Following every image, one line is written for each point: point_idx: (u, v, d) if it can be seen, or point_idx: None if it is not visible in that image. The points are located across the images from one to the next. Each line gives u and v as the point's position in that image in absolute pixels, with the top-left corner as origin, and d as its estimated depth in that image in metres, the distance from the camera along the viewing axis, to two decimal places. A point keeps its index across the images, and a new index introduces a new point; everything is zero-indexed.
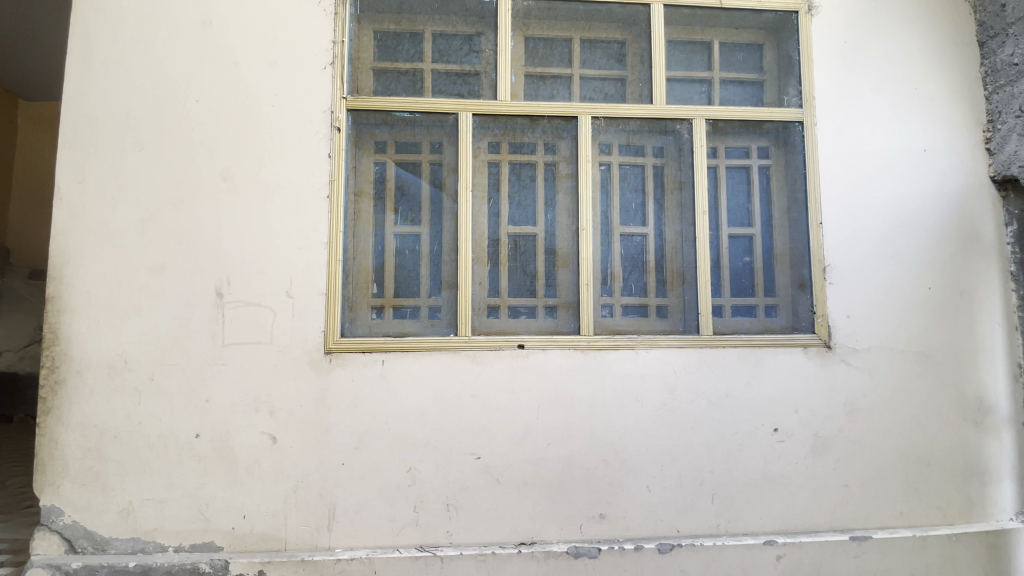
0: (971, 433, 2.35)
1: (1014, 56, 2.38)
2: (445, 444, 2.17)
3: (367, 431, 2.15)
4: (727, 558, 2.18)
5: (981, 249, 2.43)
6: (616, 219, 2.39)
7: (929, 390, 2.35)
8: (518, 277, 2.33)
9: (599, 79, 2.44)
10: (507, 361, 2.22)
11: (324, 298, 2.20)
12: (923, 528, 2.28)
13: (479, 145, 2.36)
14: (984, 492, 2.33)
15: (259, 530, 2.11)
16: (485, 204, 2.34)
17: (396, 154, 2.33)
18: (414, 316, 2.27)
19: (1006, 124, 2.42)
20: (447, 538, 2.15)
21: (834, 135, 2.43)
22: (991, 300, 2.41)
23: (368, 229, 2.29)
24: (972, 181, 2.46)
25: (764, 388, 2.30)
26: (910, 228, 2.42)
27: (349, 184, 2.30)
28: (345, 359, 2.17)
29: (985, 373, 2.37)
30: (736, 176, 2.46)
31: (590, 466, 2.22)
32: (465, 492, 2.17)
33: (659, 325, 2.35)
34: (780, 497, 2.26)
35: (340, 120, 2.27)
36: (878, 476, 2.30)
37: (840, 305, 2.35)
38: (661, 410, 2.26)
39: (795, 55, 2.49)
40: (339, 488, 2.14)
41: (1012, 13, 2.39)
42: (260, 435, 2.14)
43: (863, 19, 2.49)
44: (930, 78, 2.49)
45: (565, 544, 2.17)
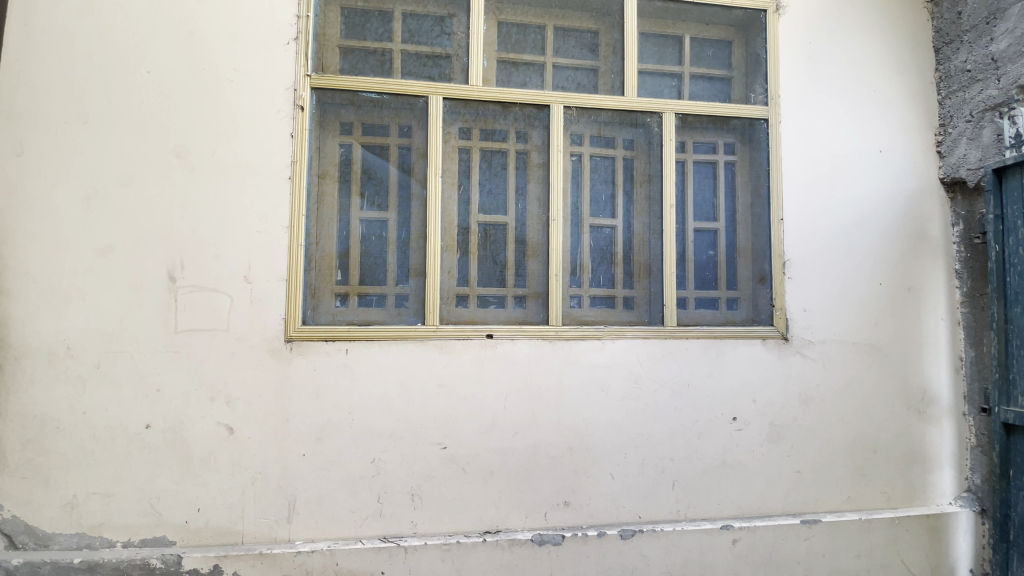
0: (915, 422, 2.48)
1: (967, 63, 2.48)
2: (410, 434, 2.14)
3: (330, 422, 2.10)
4: (686, 542, 2.24)
5: (930, 247, 2.56)
6: (586, 210, 2.39)
7: (877, 381, 2.47)
8: (487, 266, 2.30)
9: (572, 69, 2.42)
10: (475, 350, 2.20)
11: (284, 284, 2.12)
12: (869, 511, 2.41)
13: (449, 130, 2.31)
14: (926, 478, 2.47)
15: (214, 524, 2.04)
16: (454, 192, 2.30)
17: (363, 136, 2.25)
18: (379, 305, 2.21)
19: (956, 128, 2.54)
20: (412, 528, 2.13)
21: (797, 133, 2.50)
22: (936, 297, 2.54)
23: (333, 214, 2.21)
24: (923, 182, 2.58)
25: (724, 378, 2.36)
26: (865, 226, 2.52)
27: (313, 166, 2.21)
28: (307, 348, 2.11)
29: (928, 365, 2.51)
30: (703, 171, 2.50)
31: (555, 455, 2.24)
32: (430, 482, 2.15)
33: (626, 316, 2.38)
34: (737, 483, 2.34)
35: (303, 98, 2.18)
36: (829, 462, 2.41)
37: (798, 299, 2.44)
38: (625, 400, 2.29)
39: (763, 53, 2.54)
40: (300, 480, 2.08)
41: (968, 21, 2.49)
42: (216, 426, 2.05)
43: (828, 20, 2.56)
44: (888, 81, 2.59)
45: (530, 532, 2.18)
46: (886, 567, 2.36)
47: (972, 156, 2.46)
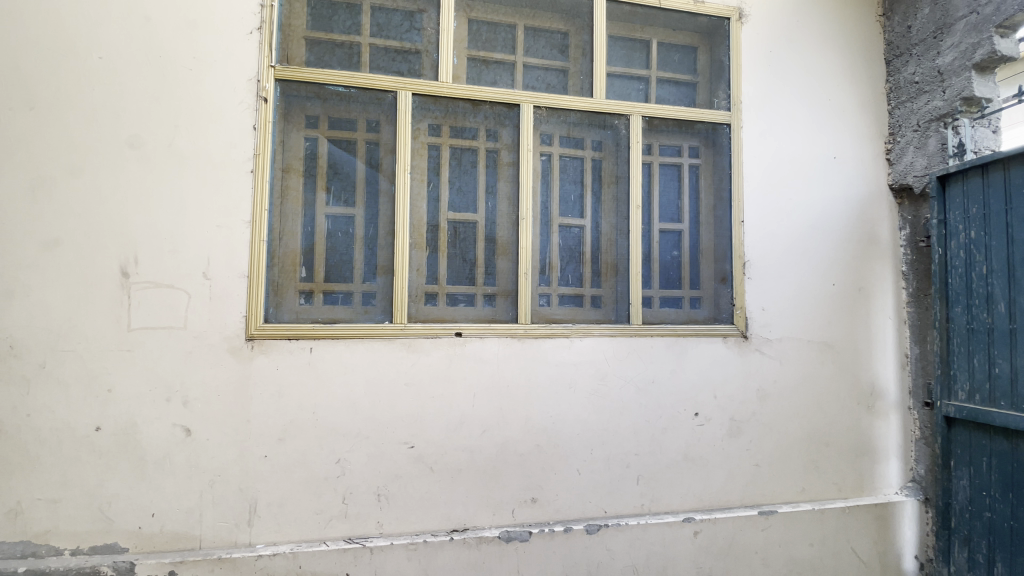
0: (865, 416, 2.61)
1: (915, 75, 2.63)
2: (377, 434, 2.12)
3: (293, 422, 2.06)
4: (649, 535, 2.29)
5: (879, 250, 2.69)
6: (555, 210, 2.41)
7: (829, 378, 2.59)
8: (456, 264, 2.29)
9: (541, 69, 2.44)
10: (443, 349, 2.19)
11: (246, 281, 2.06)
12: (822, 502, 2.52)
13: (418, 127, 2.29)
14: (874, 469, 2.60)
15: (170, 529, 1.96)
16: (423, 189, 2.27)
17: (329, 130, 2.21)
18: (345, 303, 2.16)
19: (904, 137, 2.68)
20: (378, 528, 2.10)
21: (758, 139, 2.59)
22: (884, 297, 2.68)
23: (297, 209, 2.15)
24: (873, 188, 2.72)
25: (687, 374, 2.43)
26: (820, 229, 2.63)
27: (276, 159, 2.15)
28: (269, 346, 2.05)
29: (877, 362, 2.65)
30: (669, 174, 2.56)
31: (523, 452, 2.25)
32: (397, 481, 2.13)
33: (594, 314, 2.41)
34: (698, 476, 2.41)
35: (266, 90, 2.13)
36: (785, 455, 2.51)
37: (756, 298, 2.53)
38: (592, 397, 2.33)
39: (726, 60, 2.61)
40: (261, 482, 2.03)
41: (916, 35, 2.63)
42: (172, 427, 1.98)
43: (787, 31, 2.66)
44: (842, 91, 2.71)
45: (497, 529, 2.19)
46: (837, 555, 2.47)
47: (918, 164, 2.60)
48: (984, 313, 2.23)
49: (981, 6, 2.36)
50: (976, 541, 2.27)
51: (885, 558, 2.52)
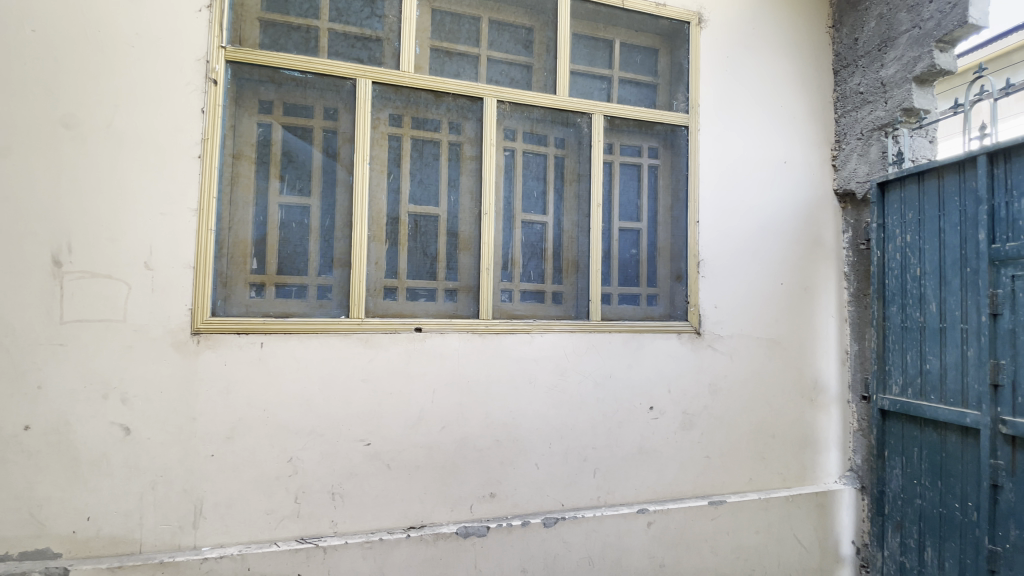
0: (808, 408, 2.75)
1: (860, 86, 2.77)
2: (332, 431, 2.06)
3: (242, 420, 1.98)
4: (605, 527, 2.34)
5: (824, 251, 2.83)
6: (518, 205, 2.41)
7: (776, 373, 2.70)
8: (417, 258, 2.25)
9: (505, 63, 2.42)
10: (402, 344, 2.15)
11: (192, 272, 1.96)
12: (767, 491, 2.64)
13: (378, 116, 2.23)
14: (816, 459, 2.74)
15: (108, 533, 1.85)
16: (383, 180, 2.22)
17: (284, 116, 2.12)
18: (299, 296, 2.09)
19: (849, 145, 2.83)
20: (332, 528, 2.05)
21: (714, 141, 2.67)
22: (828, 296, 2.82)
23: (248, 197, 2.06)
24: (819, 192, 2.85)
25: (643, 369, 2.49)
26: (770, 230, 2.74)
27: (226, 145, 2.05)
28: (216, 341, 1.96)
29: (820, 358, 2.79)
30: (629, 173, 2.59)
31: (482, 448, 2.25)
32: (353, 479, 2.08)
33: (554, 310, 2.43)
34: (653, 469, 2.47)
35: (216, 71, 2.02)
36: (734, 447, 2.61)
37: (709, 295, 2.61)
38: (552, 392, 2.35)
39: (685, 64, 2.67)
40: (207, 482, 1.94)
41: (862, 47, 2.77)
42: (110, 426, 1.86)
43: (743, 38, 2.75)
44: (793, 98, 2.83)
45: (455, 525, 2.18)
46: (780, 541, 2.60)
47: (860, 170, 2.75)
48: (917, 312, 2.38)
49: (921, 21, 2.49)
50: (907, 526, 2.43)
51: (824, 543, 2.67)
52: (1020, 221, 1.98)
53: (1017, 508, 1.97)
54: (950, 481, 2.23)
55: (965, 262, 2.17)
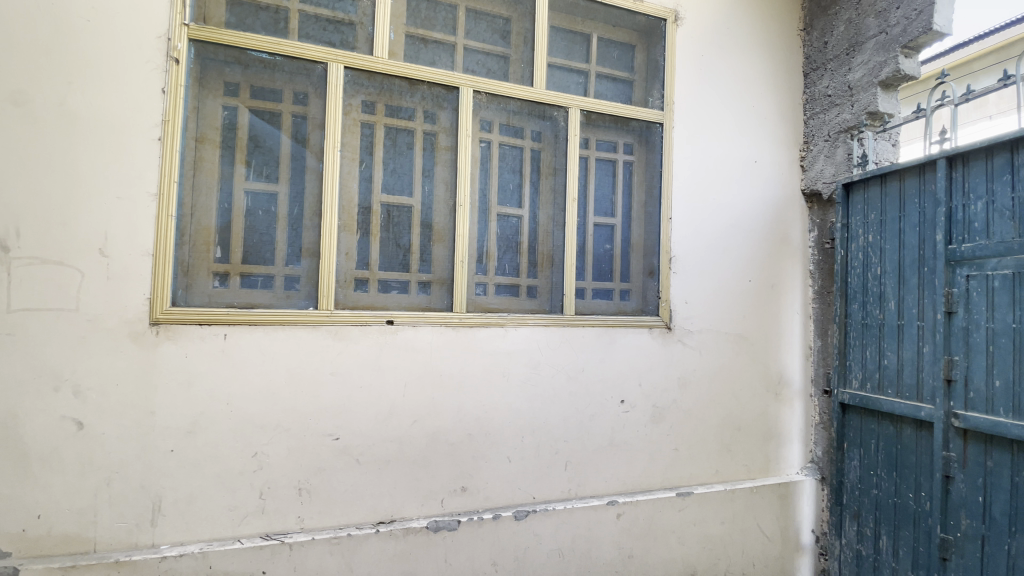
0: (773, 402, 2.82)
1: (829, 89, 2.84)
2: (299, 426, 2.01)
3: (204, 414, 1.91)
4: (575, 519, 2.36)
5: (791, 249, 2.90)
6: (493, 198, 2.38)
7: (743, 367, 2.77)
8: (389, 249, 2.20)
9: (482, 53, 2.39)
10: (373, 337, 2.11)
11: (151, 260, 1.87)
12: (733, 482, 2.71)
13: (350, 103, 2.17)
14: (780, 451, 2.82)
15: (59, 531, 1.76)
16: (355, 168, 2.16)
17: (251, 99, 2.04)
18: (265, 287, 2.02)
19: (816, 146, 2.90)
20: (298, 524, 2.01)
21: (687, 138, 2.70)
22: (794, 293, 2.90)
23: (211, 182, 1.98)
24: (788, 192, 2.92)
25: (615, 364, 2.51)
26: (740, 228, 2.79)
27: (189, 127, 1.96)
28: (176, 332, 1.88)
29: (785, 353, 2.87)
30: (604, 168, 2.60)
31: (454, 442, 2.23)
32: (321, 474, 2.04)
33: (529, 304, 2.42)
34: (623, 461, 2.50)
35: (177, 50, 1.93)
36: (702, 440, 2.66)
37: (680, 291, 2.65)
38: (525, 385, 2.35)
39: (661, 61, 2.69)
40: (166, 478, 1.87)
41: (831, 51, 2.84)
42: (61, 420, 1.77)
43: (718, 37, 2.79)
44: (764, 98, 2.89)
45: (425, 519, 2.16)
46: (744, 531, 2.67)
47: (827, 171, 2.82)
48: (877, 309, 2.47)
49: (888, 27, 2.56)
50: (864, 515, 2.53)
51: (786, 532, 2.76)
52: (975, 223, 2.06)
53: (967, 498, 2.06)
54: (905, 472, 2.33)
55: (923, 262, 2.25)
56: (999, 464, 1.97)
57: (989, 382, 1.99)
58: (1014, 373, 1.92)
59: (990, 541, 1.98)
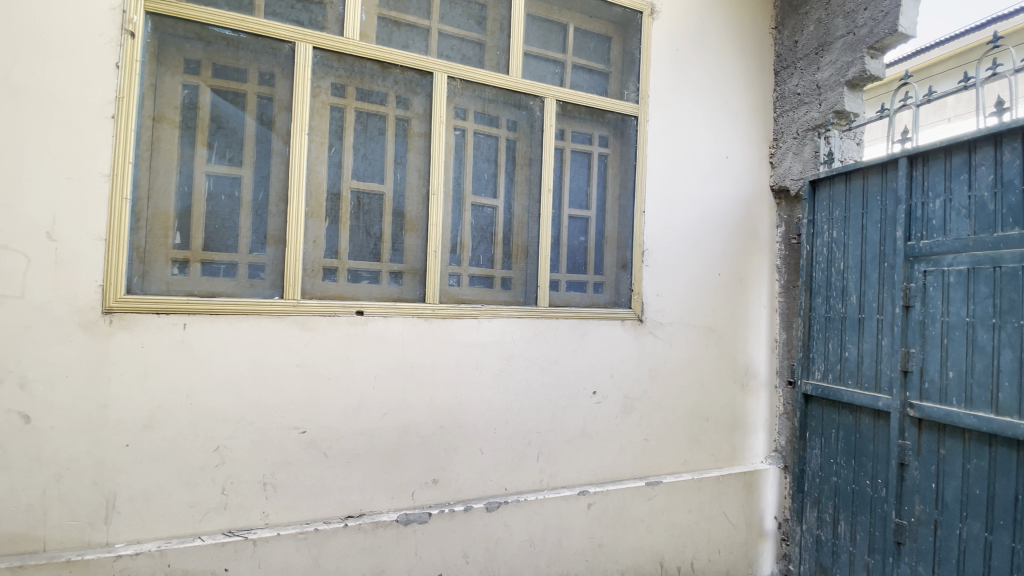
0: (740, 393, 2.89)
1: (798, 87, 2.90)
2: (264, 419, 1.95)
3: (162, 407, 1.83)
4: (547, 510, 2.37)
5: (759, 244, 2.96)
6: (468, 187, 2.35)
7: (711, 360, 2.82)
8: (360, 238, 2.14)
9: (457, 39, 2.34)
10: (342, 328, 2.06)
11: (103, 245, 1.77)
12: (700, 471, 2.76)
13: (319, 85, 2.09)
14: (746, 441, 2.89)
15: (3, 531, 1.66)
16: (324, 153, 2.09)
17: (213, 78, 1.94)
18: (227, 275, 1.94)
19: (785, 143, 2.96)
20: (263, 519, 1.95)
21: (662, 133, 2.72)
22: (761, 287, 2.96)
23: (170, 164, 1.88)
24: (757, 188, 2.97)
25: (588, 355, 2.52)
26: (711, 223, 2.84)
27: (145, 105, 1.86)
28: (131, 321, 1.79)
29: (752, 346, 2.93)
30: (580, 160, 2.59)
31: (425, 434, 2.20)
32: (287, 468, 1.98)
33: (502, 296, 2.40)
34: (594, 452, 2.52)
35: (133, 23, 1.82)
36: (671, 430, 2.70)
37: (652, 285, 2.68)
38: (497, 377, 2.34)
39: (637, 53, 2.69)
40: (121, 474, 1.78)
41: (801, 50, 2.90)
42: (6, 414, 1.66)
43: (692, 32, 2.81)
44: (736, 95, 2.93)
45: (395, 512, 2.13)
46: (711, 518, 2.74)
47: (795, 168, 2.88)
48: (839, 303, 2.54)
49: (856, 27, 2.62)
50: (824, 501, 2.62)
51: (750, 519, 2.83)
52: (933, 221, 2.14)
53: (921, 485, 2.16)
54: (863, 460, 2.42)
55: (884, 258, 2.33)
56: (951, 452, 2.06)
57: (943, 373, 2.08)
58: (967, 365, 2.01)
59: (943, 525, 2.07)
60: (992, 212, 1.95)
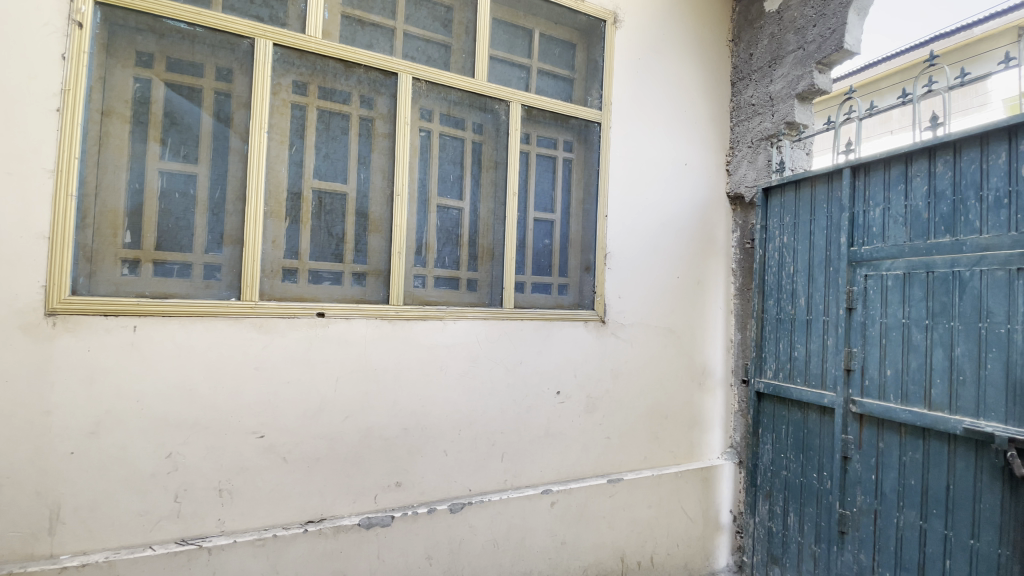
0: (697, 392, 2.99)
1: (753, 98, 3.03)
2: (220, 424, 1.90)
3: (110, 413, 1.76)
4: (510, 509, 2.39)
5: (715, 248, 3.08)
6: (433, 188, 2.35)
7: (670, 360, 2.91)
8: (321, 238, 2.11)
9: (422, 40, 2.34)
10: (302, 330, 2.03)
11: (47, 243, 1.69)
12: (660, 468, 2.85)
13: (280, 82, 2.06)
14: (703, 438, 3.00)
15: None
16: (284, 151, 2.05)
17: (167, 72, 1.88)
18: (181, 275, 1.88)
19: (740, 152, 3.08)
20: (218, 527, 1.90)
21: (623, 139, 2.79)
22: (717, 289, 3.08)
23: (120, 160, 1.81)
24: (714, 194, 3.09)
25: (551, 356, 2.56)
26: (670, 227, 2.92)
27: (93, 98, 1.78)
28: (76, 323, 1.71)
29: (708, 346, 3.04)
30: (545, 165, 2.62)
31: (388, 437, 2.19)
32: (243, 474, 1.94)
33: (468, 297, 2.41)
34: (558, 451, 2.56)
35: (81, 13, 1.74)
36: (632, 429, 2.77)
37: (614, 287, 2.74)
38: (461, 378, 2.35)
39: (600, 61, 2.75)
40: (65, 484, 1.70)
41: (756, 63, 3.03)
42: None
43: (653, 42, 2.89)
44: (695, 104, 3.03)
45: (357, 516, 2.11)
46: (669, 514, 2.82)
47: (749, 176, 3.00)
48: (789, 305, 2.67)
49: (805, 43, 2.74)
50: (775, 494, 2.74)
51: (707, 514, 2.93)
52: (873, 228, 2.27)
53: (862, 477, 2.29)
54: (810, 454, 2.54)
55: (830, 262, 2.46)
56: (889, 445, 2.19)
57: (882, 371, 2.21)
58: (903, 364, 2.14)
59: (882, 515, 2.20)
60: (926, 220, 2.09)
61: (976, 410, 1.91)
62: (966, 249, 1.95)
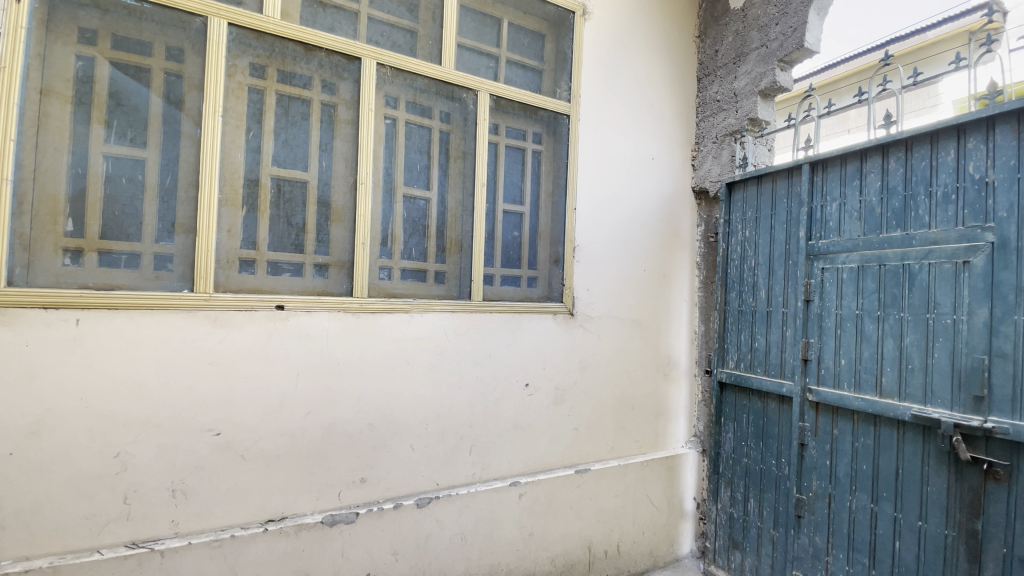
0: (663, 382, 3.05)
1: (718, 94, 3.08)
2: (173, 422, 1.82)
3: (51, 411, 1.66)
4: (478, 502, 2.39)
5: (681, 242, 3.13)
6: (399, 178, 2.29)
7: (637, 351, 2.95)
8: (281, 228, 2.04)
9: (387, 25, 2.28)
10: (260, 323, 1.96)
11: None
12: (626, 457, 2.89)
13: (235, 64, 1.96)
14: (668, 427, 3.06)
15: None
16: (241, 137, 1.97)
17: (111, 50, 1.77)
18: (129, 266, 1.78)
19: (706, 147, 3.14)
20: (172, 528, 1.82)
21: (592, 132, 2.79)
22: (682, 282, 3.13)
23: (61, 143, 1.70)
24: (679, 188, 3.13)
25: (520, 348, 2.55)
26: (637, 221, 2.95)
27: (30, 76, 1.66)
28: (12, 316, 1.60)
29: (673, 338, 3.10)
30: (513, 156, 2.60)
31: (352, 433, 2.14)
32: (199, 473, 1.86)
33: (435, 290, 2.38)
34: (526, 443, 2.57)
35: None
36: (599, 419, 2.80)
37: (583, 280, 2.75)
38: (429, 372, 2.32)
39: (569, 53, 2.74)
40: (2, 487, 1.60)
41: (721, 59, 3.08)
42: None
43: (622, 36, 2.90)
44: (662, 99, 3.06)
45: (320, 514, 2.06)
46: (635, 502, 2.87)
47: (713, 171, 3.06)
48: (750, 297, 2.74)
49: (768, 41, 2.80)
50: (736, 481, 2.82)
51: (672, 501, 3.00)
52: (830, 222, 2.35)
53: (817, 462, 2.38)
54: (769, 442, 2.63)
55: (789, 256, 2.53)
56: (843, 432, 2.28)
57: (837, 361, 2.30)
58: (856, 353, 2.23)
59: (836, 498, 2.30)
60: (879, 215, 2.17)
61: (924, 397, 2.00)
62: (915, 243, 2.04)
